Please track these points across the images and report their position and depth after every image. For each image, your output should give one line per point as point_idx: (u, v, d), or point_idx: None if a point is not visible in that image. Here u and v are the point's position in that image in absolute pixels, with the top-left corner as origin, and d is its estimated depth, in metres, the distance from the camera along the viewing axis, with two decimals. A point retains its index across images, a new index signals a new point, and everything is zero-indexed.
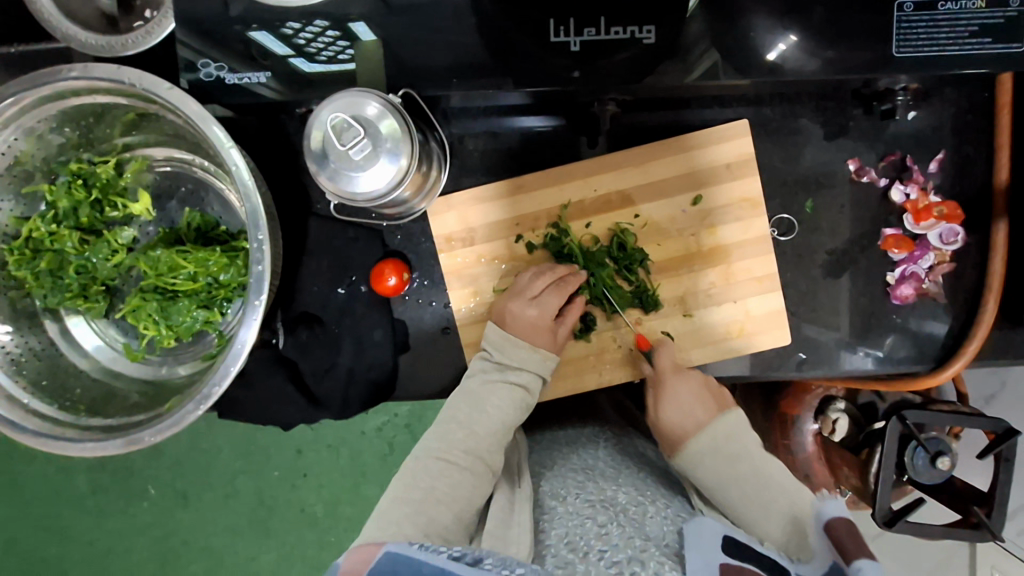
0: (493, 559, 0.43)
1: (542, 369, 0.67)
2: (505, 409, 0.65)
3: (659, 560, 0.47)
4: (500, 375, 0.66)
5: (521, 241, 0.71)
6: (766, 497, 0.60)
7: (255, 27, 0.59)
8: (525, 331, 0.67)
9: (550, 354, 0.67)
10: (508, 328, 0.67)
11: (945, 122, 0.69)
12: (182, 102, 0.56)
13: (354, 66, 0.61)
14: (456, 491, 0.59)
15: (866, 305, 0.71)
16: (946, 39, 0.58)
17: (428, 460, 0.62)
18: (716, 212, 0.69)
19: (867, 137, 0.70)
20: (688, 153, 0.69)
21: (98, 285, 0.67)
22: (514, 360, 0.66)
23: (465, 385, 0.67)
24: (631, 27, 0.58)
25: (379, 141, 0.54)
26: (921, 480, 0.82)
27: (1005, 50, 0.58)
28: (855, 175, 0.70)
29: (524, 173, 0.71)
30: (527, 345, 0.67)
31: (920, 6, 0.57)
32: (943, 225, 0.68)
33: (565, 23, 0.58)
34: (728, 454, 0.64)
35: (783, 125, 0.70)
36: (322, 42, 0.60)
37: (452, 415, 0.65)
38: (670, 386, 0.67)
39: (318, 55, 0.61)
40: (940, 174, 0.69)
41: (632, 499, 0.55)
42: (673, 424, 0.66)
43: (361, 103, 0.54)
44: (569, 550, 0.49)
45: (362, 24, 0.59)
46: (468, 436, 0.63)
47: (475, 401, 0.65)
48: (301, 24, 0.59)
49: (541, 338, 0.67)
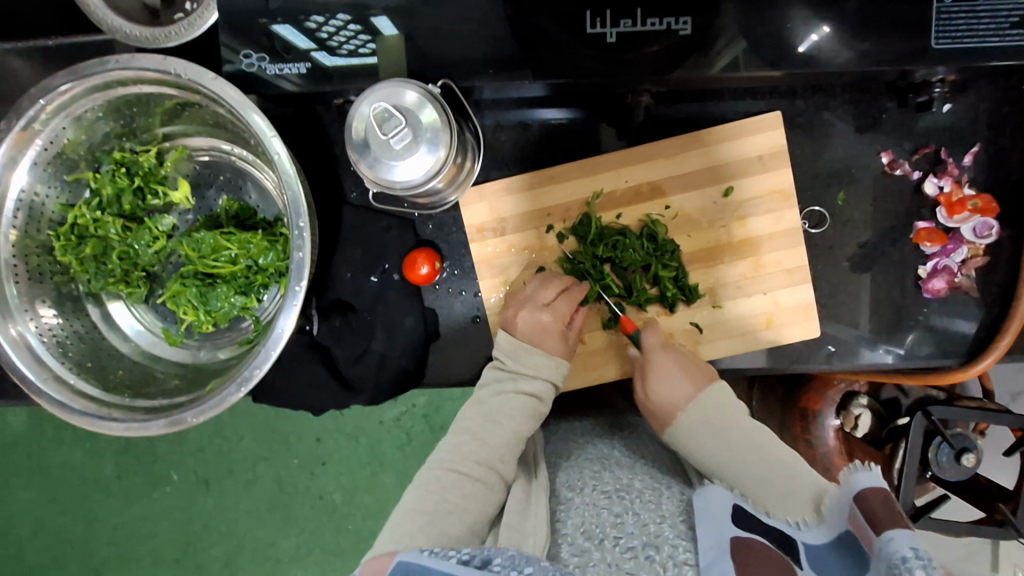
0: (502, 557, 0.42)
1: (554, 375, 0.68)
2: (518, 418, 0.65)
3: (672, 543, 0.49)
4: (512, 384, 0.67)
5: (551, 232, 0.71)
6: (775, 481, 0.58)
7: (281, 21, 0.61)
8: (534, 337, 0.67)
9: (561, 360, 0.68)
10: (518, 334, 0.67)
11: (980, 115, 0.68)
12: (225, 91, 0.57)
13: (375, 60, 0.62)
14: (467, 502, 0.59)
15: (896, 298, 0.70)
16: (984, 30, 0.58)
17: (439, 471, 0.62)
18: (746, 204, 0.69)
19: (900, 130, 0.69)
20: (719, 146, 0.69)
21: (139, 271, 0.69)
22: (528, 368, 0.67)
23: (478, 395, 0.68)
24: (667, 18, 0.59)
25: (419, 130, 0.55)
26: (945, 476, 0.82)
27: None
28: (888, 168, 0.69)
29: (555, 164, 0.71)
30: (542, 352, 0.67)
31: None
32: (977, 219, 0.68)
33: (600, 16, 0.59)
34: (720, 426, 0.64)
35: (814, 118, 0.70)
36: (343, 36, 0.61)
37: (464, 427, 0.66)
38: (661, 364, 0.66)
39: (339, 49, 0.62)
40: (974, 167, 0.69)
41: (647, 484, 0.57)
42: (663, 402, 0.66)
43: (401, 92, 0.55)
44: (585, 538, 0.51)
45: (385, 19, 0.60)
46: (480, 445, 0.64)
47: (487, 414, 0.66)
48: (325, 18, 0.60)
49: (552, 342, 0.68)
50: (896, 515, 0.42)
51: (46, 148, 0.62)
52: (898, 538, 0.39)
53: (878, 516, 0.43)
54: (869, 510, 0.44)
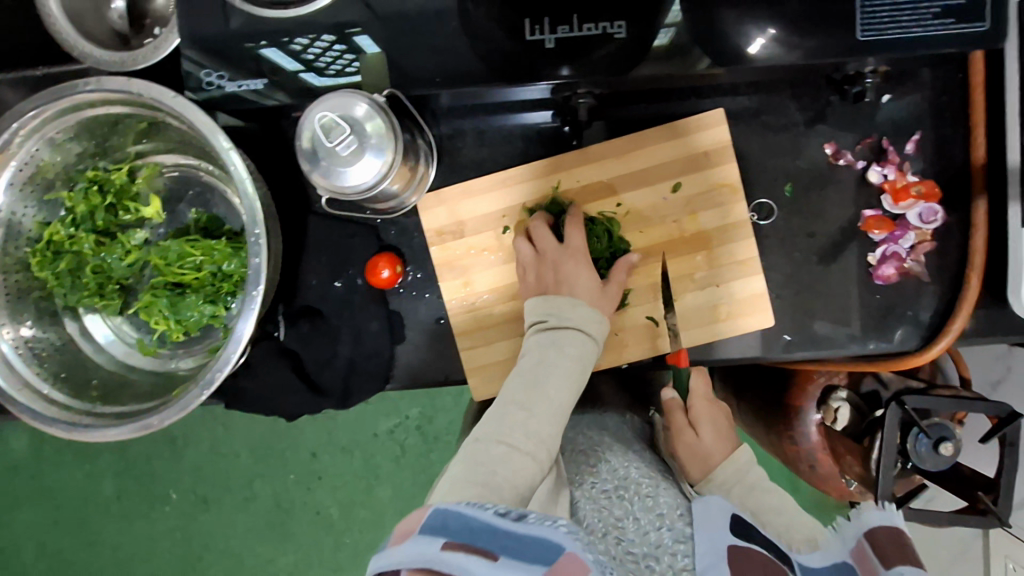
0: (534, 513, 0.44)
1: (595, 331, 0.67)
2: (565, 387, 0.63)
3: (671, 551, 0.55)
4: (559, 337, 0.66)
5: (507, 232, 0.74)
6: (789, 519, 0.62)
7: (265, 45, 0.63)
8: (576, 289, 0.69)
9: (602, 315, 0.68)
10: (556, 293, 0.69)
11: (920, 104, 0.70)
12: (184, 109, 0.60)
13: (359, 78, 0.66)
14: (516, 477, 0.55)
15: (851, 287, 0.71)
16: (908, 21, 0.60)
17: (487, 444, 0.58)
18: (695, 199, 0.71)
19: (844, 122, 0.71)
20: (668, 142, 0.71)
21: (113, 284, 0.72)
22: (570, 322, 0.67)
23: (524, 362, 0.65)
24: (603, 23, 0.61)
25: (365, 138, 0.58)
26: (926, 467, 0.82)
27: (969, 30, 0.59)
28: (832, 159, 0.71)
29: (510, 167, 0.74)
30: (584, 304, 0.68)
31: None
32: (921, 205, 0.69)
33: (538, 22, 0.61)
34: (752, 484, 0.67)
35: (759, 114, 0.72)
36: (329, 56, 0.64)
37: (510, 397, 0.62)
38: (704, 412, 0.71)
39: (326, 70, 0.65)
40: (918, 155, 0.70)
41: (643, 474, 0.62)
42: (699, 450, 0.70)
43: (350, 103, 0.57)
44: (589, 532, 0.56)
45: (366, 37, 0.63)
46: (528, 419, 0.60)
47: (533, 372, 0.64)
48: (310, 41, 0.63)
49: (586, 294, 0.69)
50: (908, 555, 0.48)
51: (22, 169, 0.66)
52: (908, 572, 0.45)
53: (887, 553, 0.48)
54: (878, 546, 0.49)
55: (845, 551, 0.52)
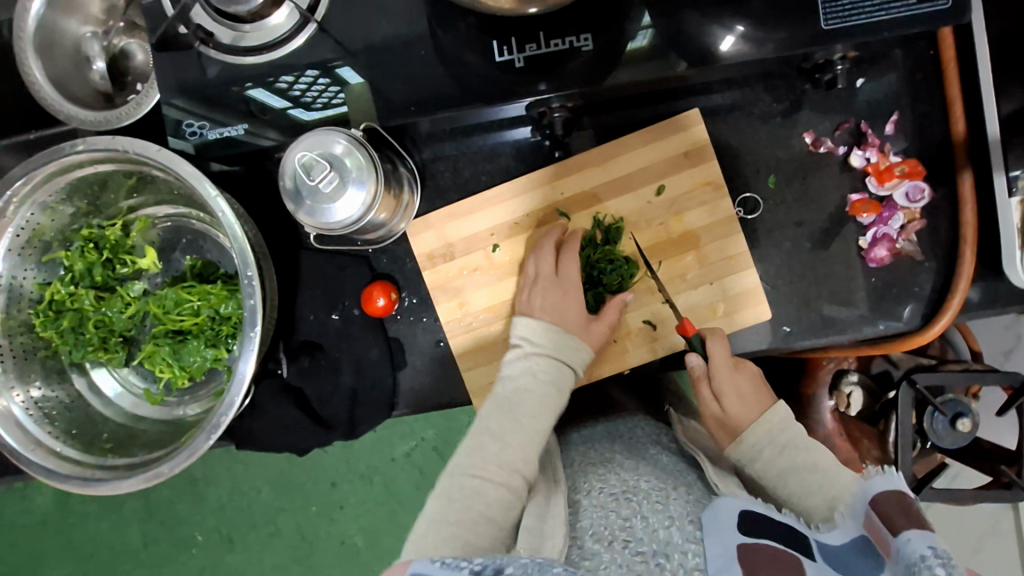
0: (515, 565, 0.40)
1: (575, 360, 0.69)
2: (540, 414, 0.66)
3: (682, 550, 0.50)
4: (539, 362, 0.69)
5: (498, 250, 0.74)
6: (824, 482, 0.61)
7: (251, 87, 0.64)
8: (555, 313, 0.70)
9: (582, 344, 0.70)
10: (535, 316, 0.70)
11: (895, 84, 0.70)
12: (169, 160, 0.61)
13: (346, 109, 0.66)
14: (491, 510, 0.59)
15: (846, 273, 0.71)
16: (871, 6, 0.60)
17: (461, 479, 0.62)
18: (679, 200, 0.72)
19: (821, 109, 0.72)
20: (647, 147, 0.72)
21: (116, 337, 0.73)
22: (551, 347, 0.69)
23: (500, 391, 0.68)
24: (569, 38, 0.62)
25: (346, 172, 0.58)
26: (948, 445, 0.82)
27: (933, 7, 0.60)
28: (812, 147, 0.71)
29: (495, 185, 0.75)
30: (558, 329, 0.69)
31: None
32: (908, 184, 0.69)
33: (507, 43, 0.62)
34: (786, 442, 0.65)
35: (735, 110, 0.73)
36: (315, 91, 0.65)
37: (483, 427, 0.66)
38: (726, 380, 0.68)
39: (313, 104, 0.66)
40: (898, 134, 0.70)
41: (655, 485, 0.58)
42: (732, 417, 0.68)
43: (328, 140, 0.58)
44: (595, 541, 0.52)
45: (348, 69, 0.64)
46: (501, 449, 0.64)
47: (507, 399, 0.67)
48: (296, 77, 0.64)
49: (573, 321, 0.70)
50: (914, 518, 0.46)
51: (18, 234, 0.67)
52: (915, 538, 0.43)
53: (897, 522, 0.46)
54: (886, 514, 0.48)
55: (860, 526, 0.52)
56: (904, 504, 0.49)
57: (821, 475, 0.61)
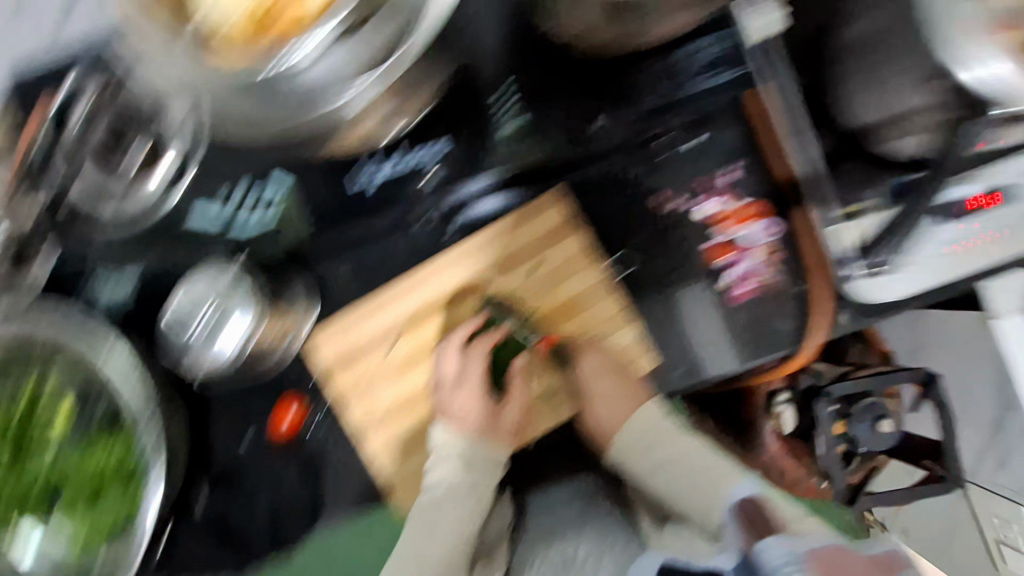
0: None
1: (488, 455, 0.74)
2: (459, 513, 0.71)
3: None
4: (456, 466, 0.72)
5: (394, 350, 0.74)
6: (687, 474, 0.72)
7: (194, 202, 0.71)
8: (462, 416, 0.73)
9: (494, 439, 0.74)
10: (450, 417, 0.74)
11: (721, 138, 0.73)
12: (92, 330, 0.69)
13: (281, 207, 0.72)
14: None
15: (733, 318, 0.72)
16: (682, 80, 0.69)
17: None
18: (562, 270, 0.74)
19: (667, 170, 0.73)
20: (513, 231, 0.73)
21: (33, 497, 0.70)
22: (467, 449, 0.73)
23: (423, 500, 0.72)
24: (430, 143, 0.71)
25: (222, 309, 0.71)
26: (874, 448, 0.88)
27: (735, 71, 0.69)
28: (658, 207, 0.74)
29: (372, 292, 0.74)
30: (473, 429, 0.73)
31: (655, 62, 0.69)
32: (762, 223, 0.73)
33: (376, 154, 0.71)
34: (657, 445, 0.75)
35: (588, 183, 0.74)
36: (252, 196, 0.71)
37: (408, 545, 0.72)
38: (594, 377, 0.74)
39: (252, 209, 0.72)
40: (737, 181, 0.73)
41: None
42: (609, 424, 0.76)
43: (201, 287, 0.71)
44: None
45: (279, 170, 0.71)
46: (422, 563, 0.71)
47: (427, 512, 0.72)
48: (234, 186, 0.71)
49: (482, 419, 0.74)
50: (761, 525, 0.56)
51: None
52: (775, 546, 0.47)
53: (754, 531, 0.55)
54: (744, 518, 0.58)
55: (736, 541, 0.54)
56: (756, 512, 0.59)
57: (688, 470, 0.72)
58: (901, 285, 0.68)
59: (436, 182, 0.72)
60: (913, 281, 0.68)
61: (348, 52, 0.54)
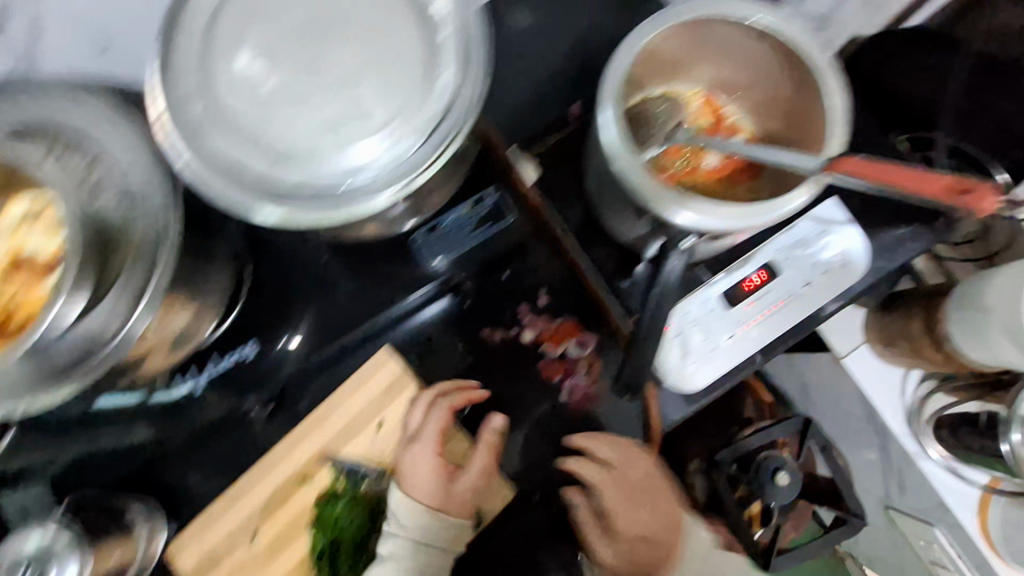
0: None
1: (423, 531, 0.71)
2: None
3: None
4: (410, 542, 0.71)
5: (256, 540, 0.73)
6: None
7: (105, 396, 0.69)
8: (416, 484, 0.72)
9: (434, 507, 0.71)
10: (404, 486, 0.72)
11: (534, 265, 0.80)
12: None
13: (203, 389, 0.73)
14: None
15: (565, 429, 0.79)
16: (455, 245, 0.75)
17: None
18: (404, 422, 0.75)
19: (489, 305, 0.80)
20: (351, 396, 0.75)
21: None
22: (415, 523, 0.71)
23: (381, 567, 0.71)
24: (237, 351, 0.73)
25: (45, 563, 0.62)
26: (784, 504, 0.88)
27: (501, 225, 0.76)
28: (489, 336, 0.80)
29: (230, 486, 0.74)
30: (424, 505, 0.71)
31: (426, 235, 0.75)
32: (575, 339, 0.79)
33: (188, 370, 0.71)
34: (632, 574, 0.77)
35: (421, 333, 0.79)
36: (179, 380, 0.72)
37: None
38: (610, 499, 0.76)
39: (175, 389, 0.72)
40: (552, 301, 0.79)
41: None
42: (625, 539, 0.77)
43: (27, 543, 0.62)
44: None
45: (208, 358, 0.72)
46: None
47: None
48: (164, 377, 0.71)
49: (431, 486, 0.72)
50: None
51: None
52: None
53: None
54: None
55: None
56: None
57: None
58: (706, 374, 0.72)
59: (270, 368, 0.74)
60: (720, 366, 0.72)
61: (106, 308, 0.52)
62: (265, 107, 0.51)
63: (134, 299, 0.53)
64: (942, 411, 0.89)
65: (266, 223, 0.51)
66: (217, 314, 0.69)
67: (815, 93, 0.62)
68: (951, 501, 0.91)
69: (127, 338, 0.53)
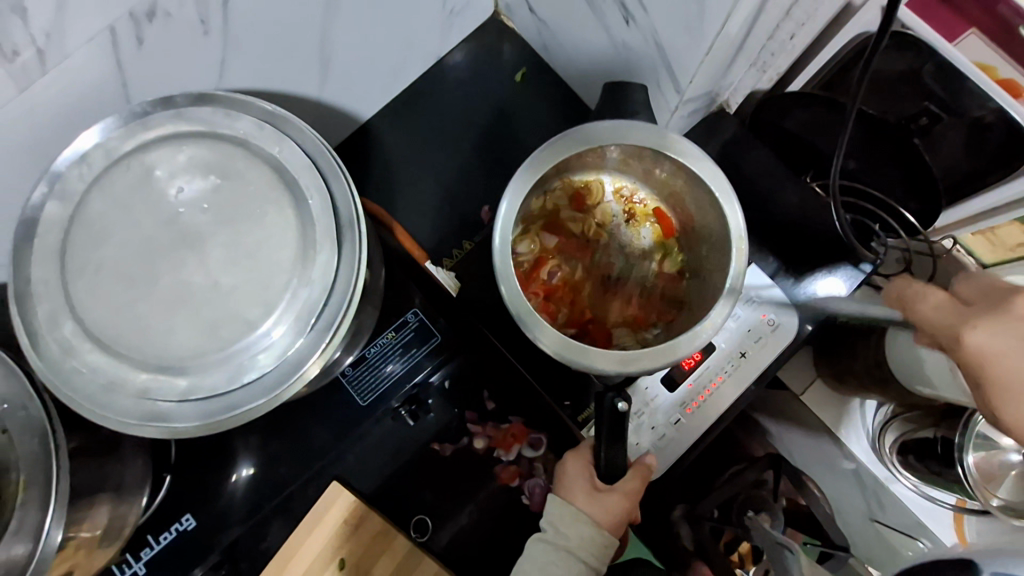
0: None
1: (588, 539, 0.67)
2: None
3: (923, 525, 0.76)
4: (573, 558, 0.66)
5: None
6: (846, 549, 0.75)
7: None
8: (586, 489, 0.68)
9: (599, 518, 0.67)
10: (570, 500, 0.67)
11: (473, 368, 0.75)
12: None
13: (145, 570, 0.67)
14: None
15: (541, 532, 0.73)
16: (387, 370, 0.72)
17: None
18: (363, 564, 0.70)
19: (439, 416, 0.75)
20: (303, 542, 0.69)
21: None
22: (606, 512, 0.67)
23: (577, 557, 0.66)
24: (173, 525, 0.68)
25: None
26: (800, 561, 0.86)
27: (429, 344, 0.73)
28: (442, 451, 0.75)
29: None
30: (594, 511, 0.67)
31: (354, 366, 0.72)
32: (526, 440, 0.76)
33: (123, 561, 0.67)
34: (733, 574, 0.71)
35: (370, 459, 0.73)
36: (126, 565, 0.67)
37: None
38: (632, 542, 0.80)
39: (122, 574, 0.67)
40: (498, 403, 0.75)
41: None
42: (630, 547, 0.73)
43: None
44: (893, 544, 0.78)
45: (150, 534, 0.67)
46: None
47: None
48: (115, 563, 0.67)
49: (583, 496, 0.67)
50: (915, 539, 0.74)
51: None
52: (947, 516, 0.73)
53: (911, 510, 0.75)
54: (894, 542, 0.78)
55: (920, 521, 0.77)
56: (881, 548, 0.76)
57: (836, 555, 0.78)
58: (667, 457, 0.72)
59: (209, 532, 0.69)
60: (677, 447, 0.72)
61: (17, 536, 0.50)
62: (147, 327, 0.50)
63: (41, 518, 0.50)
64: (902, 437, 0.83)
65: (185, 427, 0.50)
66: (148, 487, 0.68)
67: (714, 202, 0.63)
68: (927, 521, 0.83)
69: (48, 552, 0.50)
